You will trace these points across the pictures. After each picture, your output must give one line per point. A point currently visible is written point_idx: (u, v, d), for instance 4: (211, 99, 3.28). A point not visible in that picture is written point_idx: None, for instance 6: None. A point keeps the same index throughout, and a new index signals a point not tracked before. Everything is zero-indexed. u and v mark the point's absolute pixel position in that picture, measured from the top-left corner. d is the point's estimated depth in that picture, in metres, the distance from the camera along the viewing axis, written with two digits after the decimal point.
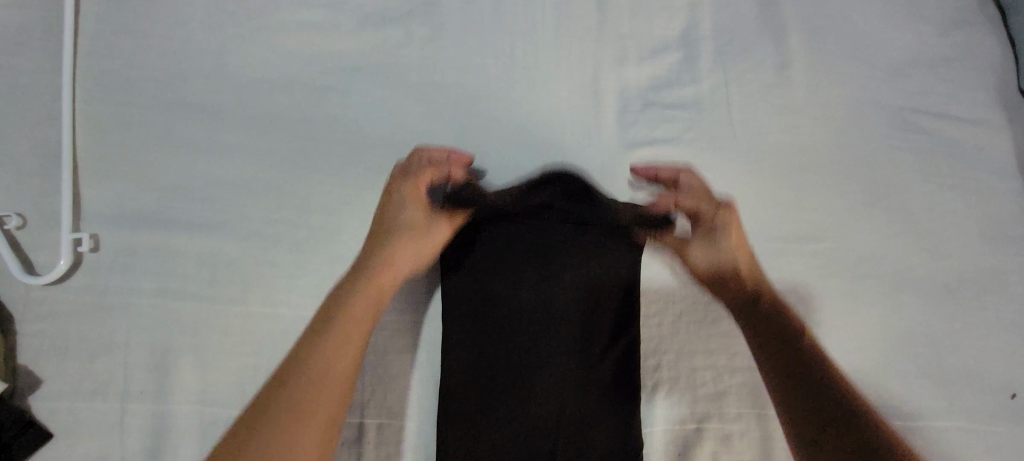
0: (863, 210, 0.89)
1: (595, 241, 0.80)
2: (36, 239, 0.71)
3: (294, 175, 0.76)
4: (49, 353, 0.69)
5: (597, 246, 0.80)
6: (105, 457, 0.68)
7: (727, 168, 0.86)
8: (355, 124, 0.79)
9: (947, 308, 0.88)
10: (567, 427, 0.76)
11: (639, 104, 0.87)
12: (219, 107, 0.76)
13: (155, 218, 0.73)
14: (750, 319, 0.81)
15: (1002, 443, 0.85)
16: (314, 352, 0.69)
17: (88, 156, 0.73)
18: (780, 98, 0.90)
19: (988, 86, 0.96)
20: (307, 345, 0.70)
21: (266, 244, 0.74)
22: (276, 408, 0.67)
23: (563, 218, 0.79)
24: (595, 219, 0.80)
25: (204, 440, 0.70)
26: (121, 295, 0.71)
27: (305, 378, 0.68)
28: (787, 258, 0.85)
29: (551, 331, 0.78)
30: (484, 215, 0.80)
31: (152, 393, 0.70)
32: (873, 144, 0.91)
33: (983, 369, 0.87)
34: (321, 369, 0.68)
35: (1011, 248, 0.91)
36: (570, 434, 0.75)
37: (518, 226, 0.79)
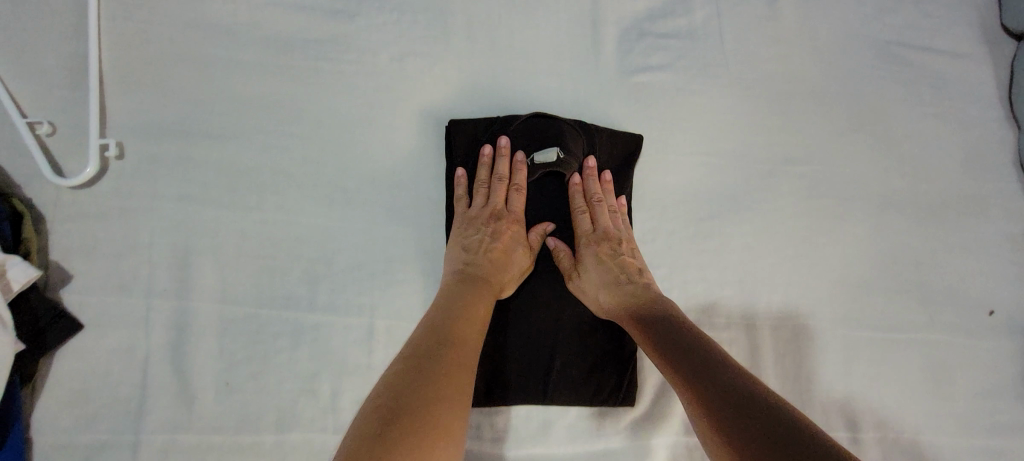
0: (849, 137, 0.93)
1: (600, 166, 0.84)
2: (64, 145, 0.75)
3: (306, 93, 0.80)
4: (79, 252, 0.73)
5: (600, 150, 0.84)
6: (133, 346, 0.73)
7: (719, 96, 0.90)
8: (363, 47, 0.83)
9: (929, 230, 0.92)
10: (565, 343, 0.80)
11: (636, 33, 0.90)
12: (235, 30, 0.80)
13: (176, 130, 0.77)
14: (737, 238, 0.87)
15: (978, 355, 0.90)
16: (446, 325, 0.65)
17: (113, 72, 0.77)
18: (770, 31, 0.94)
19: (971, 23, 1.00)
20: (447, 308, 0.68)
21: (280, 157, 0.79)
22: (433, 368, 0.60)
23: (572, 123, 0.82)
24: (598, 126, 0.84)
25: (225, 335, 0.75)
26: (146, 201, 0.75)
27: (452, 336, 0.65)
28: (775, 179, 0.89)
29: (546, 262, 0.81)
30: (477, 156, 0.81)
31: (175, 291, 0.74)
32: (859, 75, 0.95)
33: (962, 288, 0.92)
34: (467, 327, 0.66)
35: (992, 175, 0.95)
36: (568, 348, 0.80)
37: (533, 133, 0.81)
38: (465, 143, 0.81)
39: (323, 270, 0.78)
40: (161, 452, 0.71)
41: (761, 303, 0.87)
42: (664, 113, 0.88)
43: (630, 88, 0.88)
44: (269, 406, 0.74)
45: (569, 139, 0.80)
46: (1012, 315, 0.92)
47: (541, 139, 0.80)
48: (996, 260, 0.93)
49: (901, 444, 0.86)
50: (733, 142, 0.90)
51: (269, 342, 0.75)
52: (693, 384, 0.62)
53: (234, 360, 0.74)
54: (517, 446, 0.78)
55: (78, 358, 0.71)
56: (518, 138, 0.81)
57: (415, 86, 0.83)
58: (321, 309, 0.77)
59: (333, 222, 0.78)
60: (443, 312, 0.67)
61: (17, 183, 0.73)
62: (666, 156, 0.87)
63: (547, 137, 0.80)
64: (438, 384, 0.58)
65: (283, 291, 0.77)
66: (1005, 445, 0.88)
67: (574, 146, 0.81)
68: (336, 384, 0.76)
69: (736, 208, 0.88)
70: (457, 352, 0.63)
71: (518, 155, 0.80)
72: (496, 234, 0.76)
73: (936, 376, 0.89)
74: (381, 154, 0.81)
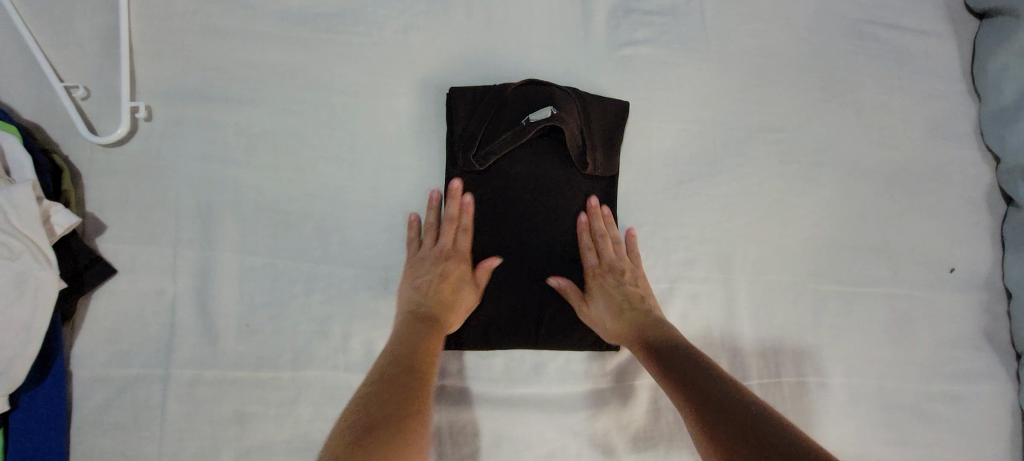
0: (820, 107, 1.00)
1: (593, 126, 0.88)
2: (100, 109, 0.82)
3: (317, 62, 0.87)
4: (112, 204, 0.80)
5: (592, 114, 0.88)
6: (161, 290, 0.80)
7: (699, 68, 0.97)
8: (370, 20, 0.90)
9: (894, 193, 0.99)
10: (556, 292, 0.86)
11: (623, 9, 0.97)
12: (253, 4, 0.87)
13: (199, 95, 0.84)
14: (716, 200, 0.94)
15: (938, 308, 0.97)
16: (402, 362, 0.69)
17: (142, 42, 0.84)
18: (747, 8, 1.01)
19: (936, 3, 1.07)
20: (401, 348, 0.71)
21: (294, 120, 0.86)
22: (393, 399, 0.63)
23: (565, 88, 0.86)
24: (589, 93, 0.89)
25: (244, 281, 0.81)
26: (172, 159, 0.82)
27: (407, 371, 0.67)
28: (751, 146, 0.97)
29: (540, 217, 0.87)
30: (475, 118, 0.85)
31: (199, 241, 0.81)
32: (830, 50, 1.02)
33: (926, 247, 0.99)
34: (425, 362, 0.70)
35: (954, 143, 1.02)
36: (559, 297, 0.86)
37: (529, 97, 0.84)
38: (463, 109, 0.86)
39: (333, 223, 0.84)
40: (188, 386, 0.78)
41: (738, 258, 0.94)
42: (649, 83, 0.95)
43: (617, 60, 0.95)
44: (285, 347, 0.81)
45: (562, 102, 0.85)
46: (972, 272, 0.99)
47: (536, 103, 0.84)
48: (958, 222, 1.00)
49: (867, 389, 0.93)
50: (713, 111, 0.97)
51: (285, 288, 0.82)
52: (685, 391, 0.68)
53: (253, 304, 0.81)
54: (511, 385, 0.85)
55: (113, 300, 0.79)
56: (514, 102, 0.85)
57: (418, 56, 0.90)
58: (332, 259, 0.83)
59: (342, 180, 0.85)
60: (401, 346, 0.71)
61: (57, 142, 0.81)
62: (651, 123, 0.94)
63: (541, 101, 0.84)
64: (405, 407, 0.62)
65: (298, 243, 0.83)
66: (963, 391, 0.95)
67: (567, 107, 0.85)
68: (347, 327, 0.82)
69: (714, 172, 0.95)
70: (423, 382, 0.67)
71: (468, 198, 0.84)
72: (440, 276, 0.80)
73: (899, 328, 0.96)
74: (387, 119, 0.88)
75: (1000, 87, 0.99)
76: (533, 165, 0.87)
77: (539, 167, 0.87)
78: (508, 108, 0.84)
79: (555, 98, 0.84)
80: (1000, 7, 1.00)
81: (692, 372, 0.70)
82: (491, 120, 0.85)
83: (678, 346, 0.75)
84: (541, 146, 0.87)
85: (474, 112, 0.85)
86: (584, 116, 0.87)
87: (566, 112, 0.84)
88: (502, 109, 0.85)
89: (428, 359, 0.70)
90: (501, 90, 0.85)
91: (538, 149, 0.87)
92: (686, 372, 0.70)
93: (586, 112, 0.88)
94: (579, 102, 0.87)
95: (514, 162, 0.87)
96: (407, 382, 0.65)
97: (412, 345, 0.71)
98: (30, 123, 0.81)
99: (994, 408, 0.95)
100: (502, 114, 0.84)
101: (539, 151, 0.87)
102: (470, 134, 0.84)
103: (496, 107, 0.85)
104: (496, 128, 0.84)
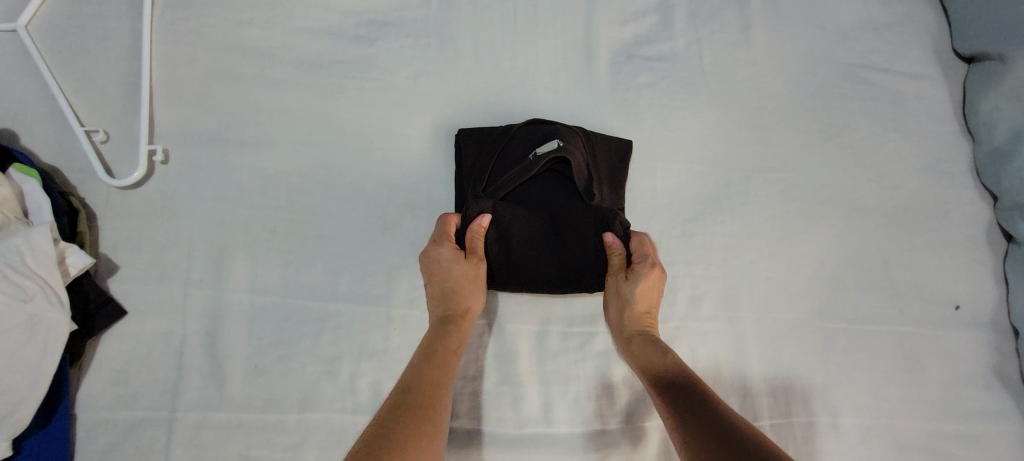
0: (818, 147, 1.02)
1: (598, 162, 0.90)
2: (118, 152, 0.85)
3: (330, 107, 0.90)
4: (126, 245, 0.82)
5: (596, 150, 0.91)
6: (170, 332, 0.80)
7: (700, 110, 1.00)
8: (382, 66, 0.93)
9: (895, 231, 1.01)
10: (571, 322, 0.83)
11: (624, 55, 1.01)
12: (269, 52, 0.91)
13: (214, 138, 0.87)
14: (721, 239, 0.96)
15: (946, 346, 0.97)
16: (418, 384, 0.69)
17: (162, 88, 0.87)
18: (744, 54, 1.05)
19: (925, 48, 1.11)
20: (417, 369, 0.71)
21: (306, 163, 0.88)
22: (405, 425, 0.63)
23: (569, 126, 0.89)
24: (592, 132, 0.92)
25: (254, 322, 0.81)
26: (186, 200, 0.84)
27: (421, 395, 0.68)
28: (752, 184, 0.99)
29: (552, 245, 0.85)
30: (484, 155, 0.86)
31: (210, 281, 0.82)
32: (826, 93, 1.05)
33: (931, 283, 0.99)
34: (436, 383, 0.70)
35: (952, 182, 1.04)
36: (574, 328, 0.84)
37: (535, 132, 0.87)
38: (471, 150, 0.88)
39: (343, 263, 0.85)
40: (192, 429, 0.77)
41: (743, 295, 0.94)
42: (652, 124, 0.98)
43: (620, 102, 0.98)
44: (292, 389, 0.80)
45: (568, 136, 0.86)
46: (978, 309, 0.99)
47: (542, 138, 0.86)
48: (959, 259, 1.01)
49: (880, 429, 0.92)
50: (714, 151, 0.99)
51: (295, 328, 0.82)
52: (681, 410, 0.67)
53: (261, 344, 0.81)
54: (521, 426, 0.84)
55: (122, 341, 0.79)
56: (520, 138, 0.86)
57: (428, 100, 0.93)
58: (341, 298, 0.83)
59: (353, 220, 0.86)
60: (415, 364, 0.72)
61: (75, 185, 0.83)
62: (654, 163, 0.97)
63: (547, 135, 0.86)
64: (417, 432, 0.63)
65: (308, 283, 0.83)
66: (978, 431, 0.93)
67: (572, 141, 0.86)
68: (354, 367, 0.81)
69: (718, 211, 0.97)
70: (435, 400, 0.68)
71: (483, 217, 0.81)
72: (450, 295, 0.79)
73: (907, 366, 0.95)
74: (397, 160, 0.90)
75: (992, 128, 1.02)
76: (542, 200, 0.88)
77: (548, 201, 0.88)
78: (514, 145, 0.86)
79: (561, 133, 0.86)
80: (986, 51, 1.04)
81: (689, 393, 0.69)
82: (499, 158, 0.86)
83: (679, 366, 0.73)
84: (548, 181, 0.89)
85: (480, 152, 0.87)
86: (590, 151, 0.89)
87: (572, 146, 0.85)
88: (508, 147, 0.86)
89: (441, 381, 0.71)
90: (508, 129, 0.87)
91: (546, 184, 0.89)
92: (683, 392, 0.69)
93: (591, 148, 0.90)
94: (584, 139, 0.90)
95: (523, 197, 0.88)
96: (425, 403, 0.67)
97: (426, 367, 0.72)
98: (49, 167, 0.83)
99: (1009, 448, 0.93)
100: (509, 151, 0.86)
101: (546, 186, 0.89)
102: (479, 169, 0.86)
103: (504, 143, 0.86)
104: (505, 163, 0.86)
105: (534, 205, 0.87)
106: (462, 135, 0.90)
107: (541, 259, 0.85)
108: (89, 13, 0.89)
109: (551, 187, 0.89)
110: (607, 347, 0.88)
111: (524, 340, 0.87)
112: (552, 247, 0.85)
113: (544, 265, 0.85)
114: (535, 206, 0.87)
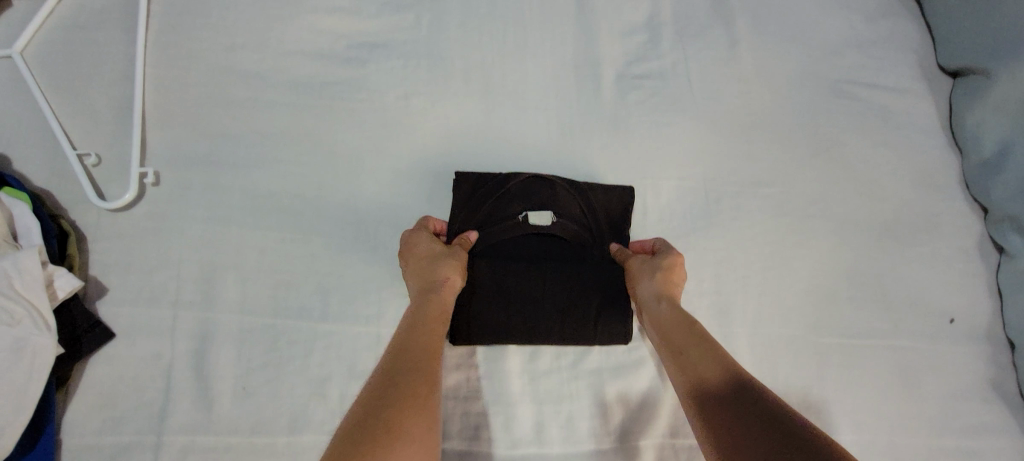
0: (807, 163, 1.03)
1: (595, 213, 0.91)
2: (110, 174, 0.85)
3: (322, 128, 0.91)
4: (115, 267, 0.82)
5: (595, 207, 0.91)
6: (158, 354, 0.79)
7: (688, 128, 1.01)
8: (373, 87, 0.94)
9: (888, 245, 1.01)
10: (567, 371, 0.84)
11: (613, 74, 1.02)
12: (261, 75, 0.92)
13: (206, 160, 0.87)
14: (713, 255, 0.96)
15: (943, 360, 0.96)
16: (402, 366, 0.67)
17: (155, 111, 0.88)
18: (731, 71, 1.06)
19: (911, 63, 1.13)
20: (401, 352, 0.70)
21: (298, 183, 0.88)
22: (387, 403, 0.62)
23: (568, 184, 0.90)
24: (591, 184, 0.92)
25: (243, 343, 0.81)
26: (177, 221, 0.84)
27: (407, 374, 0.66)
28: (742, 200, 0.99)
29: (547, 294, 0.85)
30: (480, 207, 0.88)
31: (199, 302, 0.82)
32: (813, 108, 1.06)
33: (924, 296, 0.99)
34: (423, 362, 0.69)
35: (941, 195, 1.05)
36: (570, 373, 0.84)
37: (532, 190, 0.89)
38: (467, 194, 0.89)
39: (333, 283, 0.85)
40: (178, 454, 0.75)
41: (737, 312, 0.94)
42: (641, 142, 0.99)
43: (610, 121, 0.99)
44: (281, 411, 0.79)
45: (565, 200, 0.90)
46: (973, 323, 0.99)
47: (536, 198, 0.89)
48: (952, 272, 1.01)
49: (879, 446, 0.91)
50: (704, 167, 1.00)
51: (284, 349, 0.81)
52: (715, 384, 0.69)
53: (250, 366, 0.80)
54: (513, 446, 0.83)
55: (109, 363, 0.78)
56: (516, 194, 0.89)
57: (418, 120, 0.94)
58: (331, 319, 0.83)
59: (344, 239, 0.87)
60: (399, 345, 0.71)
61: (66, 208, 0.83)
62: (645, 180, 0.97)
63: (541, 198, 0.89)
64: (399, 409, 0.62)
65: (298, 304, 0.83)
66: (977, 446, 0.92)
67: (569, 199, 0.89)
68: (344, 388, 0.81)
69: (709, 227, 0.97)
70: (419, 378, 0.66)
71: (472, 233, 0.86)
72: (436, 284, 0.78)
73: (904, 380, 0.95)
74: (388, 180, 0.90)
75: (980, 141, 1.03)
76: (537, 249, 0.88)
77: (542, 250, 0.88)
78: (508, 198, 0.89)
79: (556, 199, 0.90)
80: (972, 65, 1.05)
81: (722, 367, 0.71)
82: (493, 208, 0.88)
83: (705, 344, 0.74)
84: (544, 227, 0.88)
85: (473, 198, 0.88)
86: (585, 211, 0.91)
87: (565, 215, 0.89)
88: (502, 200, 0.89)
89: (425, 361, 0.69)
90: (504, 185, 0.89)
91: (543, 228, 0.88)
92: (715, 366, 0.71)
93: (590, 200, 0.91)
94: (581, 196, 0.91)
95: (517, 242, 0.88)
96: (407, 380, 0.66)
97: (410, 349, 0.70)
98: (40, 190, 0.83)
99: None
100: (503, 204, 0.89)
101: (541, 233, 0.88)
102: (471, 218, 0.88)
103: (499, 194, 0.89)
104: (498, 217, 0.88)
105: (528, 252, 0.88)
106: (462, 177, 0.88)
107: (536, 308, 0.85)
108: (84, 38, 0.90)
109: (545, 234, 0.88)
110: (600, 365, 0.87)
111: (515, 360, 0.86)
112: (545, 297, 0.85)
113: (538, 316, 0.85)
114: (529, 255, 0.88)
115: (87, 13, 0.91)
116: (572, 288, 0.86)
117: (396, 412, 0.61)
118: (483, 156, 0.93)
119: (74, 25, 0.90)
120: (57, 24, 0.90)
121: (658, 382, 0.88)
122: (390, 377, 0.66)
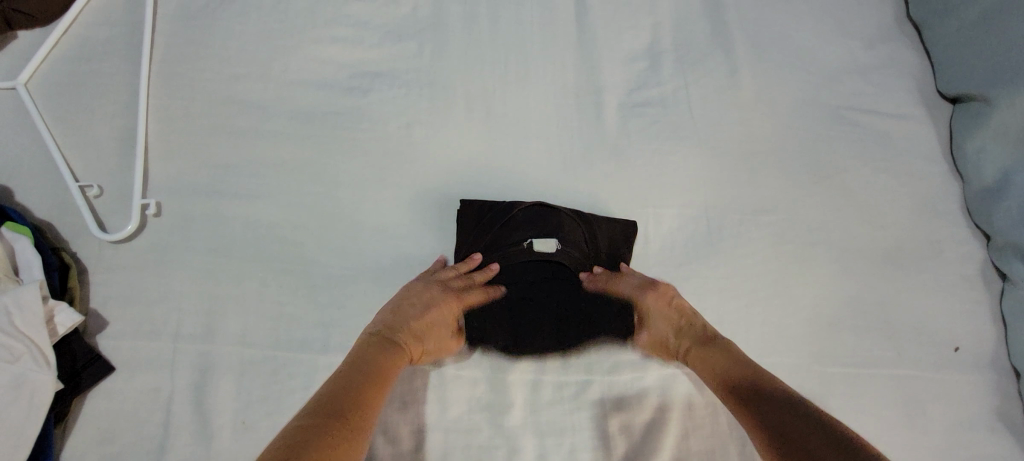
0: (809, 189, 1.03)
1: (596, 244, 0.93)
2: (112, 206, 0.85)
3: (324, 157, 0.91)
4: (116, 299, 0.81)
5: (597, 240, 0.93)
6: (157, 388, 0.79)
7: (689, 155, 1.02)
8: (375, 116, 0.95)
9: (890, 272, 1.00)
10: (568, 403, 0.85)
11: (614, 101, 1.03)
12: (263, 105, 0.93)
13: (207, 190, 0.87)
14: (716, 283, 0.95)
15: (947, 389, 0.95)
16: (361, 371, 0.71)
17: (157, 141, 0.89)
18: (732, 98, 1.06)
19: (910, 89, 1.13)
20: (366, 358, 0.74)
21: (300, 213, 0.88)
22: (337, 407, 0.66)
23: (572, 217, 0.92)
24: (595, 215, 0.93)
25: (242, 376, 0.80)
26: (178, 252, 0.84)
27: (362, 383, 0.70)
28: (744, 227, 0.99)
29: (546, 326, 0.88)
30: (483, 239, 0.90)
31: (200, 335, 0.81)
32: (813, 135, 1.07)
33: (927, 323, 0.99)
34: (378, 377, 0.72)
35: (943, 221, 1.05)
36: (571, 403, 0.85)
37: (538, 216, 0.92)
38: (472, 223, 0.90)
39: (334, 314, 0.84)
40: None
41: (739, 340, 0.93)
42: (643, 170, 0.99)
43: (612, 148, 0.99)
44: None
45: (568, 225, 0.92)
46: (978, 350, 0.98)
47: (543, 224, 0.91)
48: (956, 299, 1.00)
49: None
50: (705, 194, 1.00)
51: (284, 383, 0.81)
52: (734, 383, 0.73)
53: (250, 399, 0.79)
54: None
55: (108, 398, 0.78)
56: (523, 219, 0.91)
57: (420, 149, 0.94)
58: (332, 350, 0.83)
59: (345, 269, 0.86)
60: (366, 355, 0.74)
61: (67, 239, 0.83)
62: (646, 208, 0.97)
63: (547, 223, 0.91)
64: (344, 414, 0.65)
65: (298, 336, 0.83)
66: None
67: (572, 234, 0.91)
68: None
69: (711, 254, 0.97)
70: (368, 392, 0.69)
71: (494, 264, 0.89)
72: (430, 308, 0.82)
73: (908, 409, 0.94)
74: (389, 209, 0.90)
75: (980, 168, 1.03)
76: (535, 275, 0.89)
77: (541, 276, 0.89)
78: (515, 222, 0.91)
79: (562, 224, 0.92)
80: (971, 92, 1.06)
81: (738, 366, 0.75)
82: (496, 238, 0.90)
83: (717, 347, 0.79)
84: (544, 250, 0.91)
85: (478, 229, 0.90)
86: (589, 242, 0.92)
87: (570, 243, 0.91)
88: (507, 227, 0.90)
89: (380, 376, 0.72)
90: (513, 211, 0.91)
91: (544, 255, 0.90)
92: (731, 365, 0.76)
93: (591, 234, 0.92)
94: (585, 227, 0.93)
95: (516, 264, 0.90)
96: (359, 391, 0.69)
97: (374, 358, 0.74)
98: (42, 222, 0.83)
99: None
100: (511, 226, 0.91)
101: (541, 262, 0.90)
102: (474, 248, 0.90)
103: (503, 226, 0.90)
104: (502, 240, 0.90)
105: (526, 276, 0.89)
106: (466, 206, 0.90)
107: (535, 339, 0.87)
108: (88, 69, 0.90)
109: (547, 263, 0.90)
110: (602, 395, 0.87)
111: (517, 390, 0.86)
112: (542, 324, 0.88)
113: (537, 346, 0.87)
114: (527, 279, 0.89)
115: (91, 43, 0.92)
116: (567, 314, 0.88)
117: (343, 420, 0.65)
118: (485, 185, 0.94)
119: (78, 56, 0.91)
120: (61, 55, 0.91)
121: (662, 412, 0.87)
122: (351, 380, 0.70)
